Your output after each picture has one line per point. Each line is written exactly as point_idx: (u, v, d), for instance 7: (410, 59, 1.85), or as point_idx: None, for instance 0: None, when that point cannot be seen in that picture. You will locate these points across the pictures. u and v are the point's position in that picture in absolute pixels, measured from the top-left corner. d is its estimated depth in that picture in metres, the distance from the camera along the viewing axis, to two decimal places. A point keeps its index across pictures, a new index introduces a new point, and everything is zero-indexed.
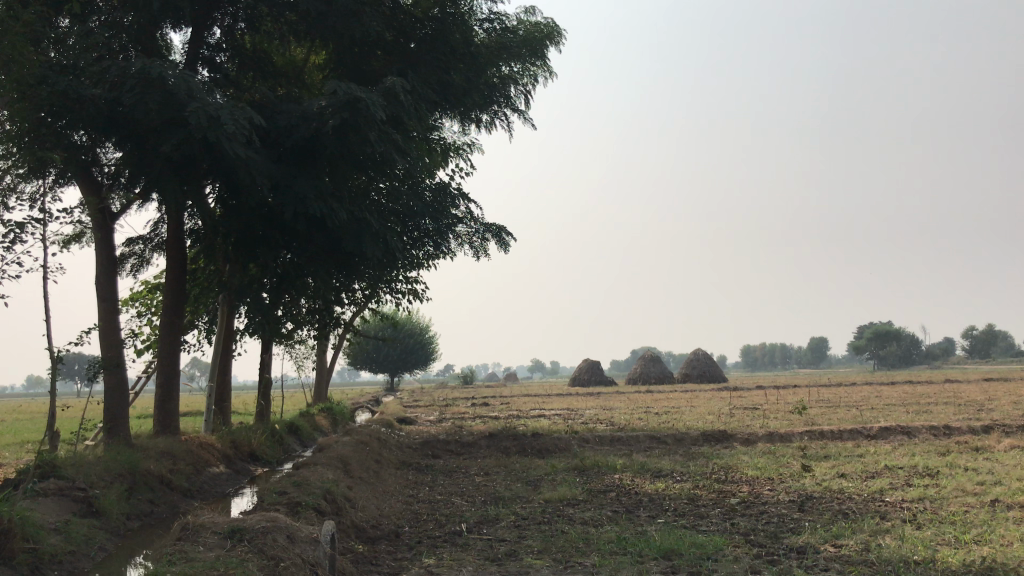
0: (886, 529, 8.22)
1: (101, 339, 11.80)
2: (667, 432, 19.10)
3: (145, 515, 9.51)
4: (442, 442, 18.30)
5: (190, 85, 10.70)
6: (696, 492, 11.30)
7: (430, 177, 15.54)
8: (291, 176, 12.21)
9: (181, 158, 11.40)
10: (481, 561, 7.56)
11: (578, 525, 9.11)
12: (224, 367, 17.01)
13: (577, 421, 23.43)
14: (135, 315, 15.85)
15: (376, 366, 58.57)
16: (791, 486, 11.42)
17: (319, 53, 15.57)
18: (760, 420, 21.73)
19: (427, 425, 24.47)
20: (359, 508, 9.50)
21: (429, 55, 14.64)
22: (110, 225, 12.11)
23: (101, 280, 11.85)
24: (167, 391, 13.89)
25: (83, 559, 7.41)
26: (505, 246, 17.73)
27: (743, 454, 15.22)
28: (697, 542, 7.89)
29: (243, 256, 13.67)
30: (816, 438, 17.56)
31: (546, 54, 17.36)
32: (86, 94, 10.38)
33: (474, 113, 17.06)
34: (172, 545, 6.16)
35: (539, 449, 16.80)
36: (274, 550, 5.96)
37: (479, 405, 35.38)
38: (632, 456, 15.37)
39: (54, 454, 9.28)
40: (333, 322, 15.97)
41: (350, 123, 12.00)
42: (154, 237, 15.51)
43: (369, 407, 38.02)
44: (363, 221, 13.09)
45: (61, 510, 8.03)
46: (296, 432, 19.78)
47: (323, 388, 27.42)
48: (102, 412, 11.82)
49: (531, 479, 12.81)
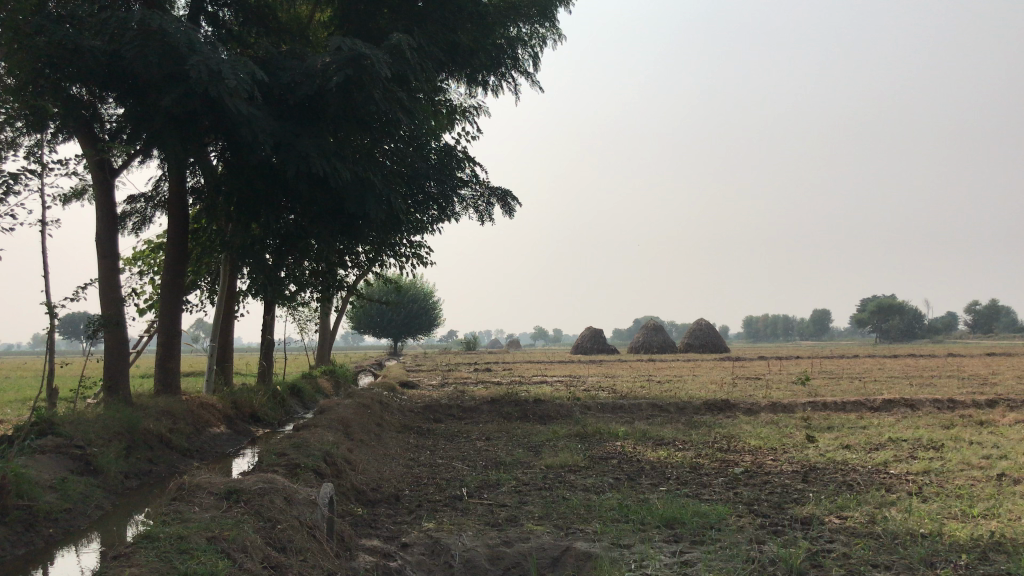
0: (891, 502, 8.10)
1: (100, 297, 11.66)
2: (670, 400, 19.02)
3: (144, 474, 9.45)
4: (444, 406, 18.24)
5: (191, 39, 10.45)
6: (698, 460, 11.22)
7: (436, 139, 15.27)
8: (294, 133, 11.98)
9: (182, 113, 11.16)
10: (481, 526, 7.48)
11: (579, 491, 9.02)
12: (226, 329, 16.90)
13: (579, 389, 23.39)
14: (137, 274, 15.72)
15: (379, 330, 58.60)
16: (794, 457, 11.34)
17: (324, 10, 15.25)
18: (763, 390, 21.63)
19: (429, 389, 24.47)
20: (360, 471, 9.45)
21: (436, 14, 14.30)
22: (111, 182, 11.92)
23: (102, 237, 11.69)
24: (169, 352, 13.81)
25: (80, 517, 7.34)
26: (511, 211, 17.51)
27: (745, 423, 15.16)
28: (700, 511, 7.79)
29: (245, 216, 13.49)
30: (820, 409, 17.47)
31: (556, 16, 16.96)
32: (84, 46, 10.12)
33: (481, 75, 16.73)
34: (168, 504, 6.06)
35: (541, 415, 16.73)
36: (271, 512, 5.87)
37: (483, 370, 35.47)
38: (633, 424, 15.29)
39: (53, 412, 9.20)
40: (335, 285, 15.84)
41: (353, 80, 11.72)
42: (156, 195, 15.33)
43: (372, 370, 38.11)
44: (366, 181, 12.91)
45: (58, 467, 7.97)
46: (298, 394, 19.72)
47: (325, 350, 27.39)
48: (102, 371, 11.71)
49: (532, 445, 12.73)
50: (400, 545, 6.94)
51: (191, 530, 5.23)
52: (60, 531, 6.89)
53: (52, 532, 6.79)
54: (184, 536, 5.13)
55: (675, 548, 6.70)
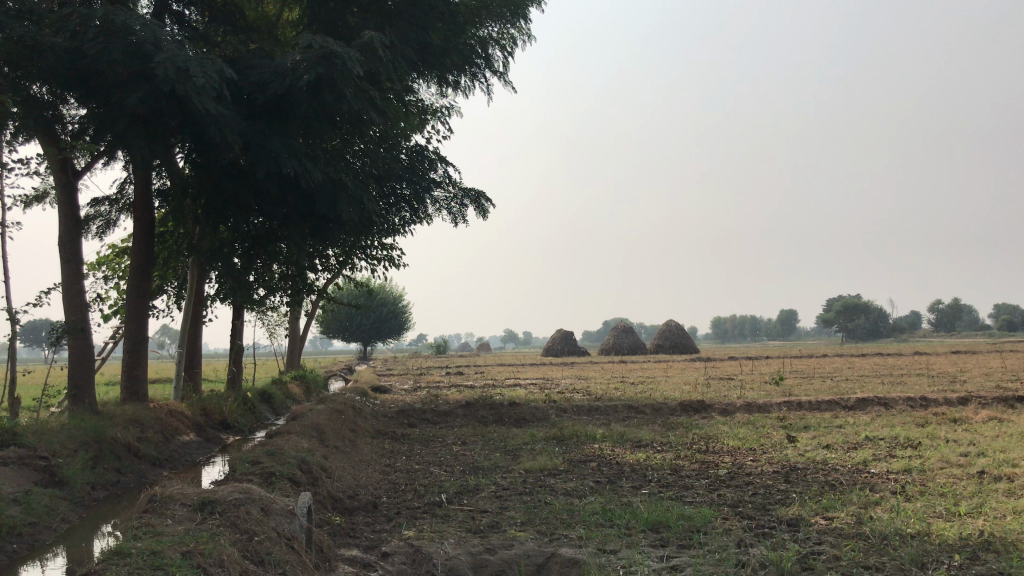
0: (876, 502, 8.05)
1: (64, 303, 11.31)
2: (646, 401, 18.94)
3: (112, 484, 9.14)
4: (418, 410, 18.01)
5: (157, 36, 10.15)
6: (679, 462, 11.13)
7: (407, 139, 15.06)
8: (263, 133, 11.72)
9: (148, 113, 10.84)
10: (463, 533, 7.29)
11: (561, 496, 8.87)
12: (195, 335, 16.54)
13: (554, 391, 23.23)
14: (101, 279, 15.32)
15: (348, 334, 58.05)
16: (775, 457, 11.30)
17: (292, 9, 14.98)
18: (738, 390, 21.65)
19: (402, 393, 24.22)
20: (336, 478, 9.22)
21: (407, 13, 14.10)
22: (73, 184, 11.57)
23: (64, 241, 11.33)
24: (135, 358, 13.46)
25: (45, 531, 7.04)
26: (483, 212, 17.34)
27: (722, 424, 15.10)
28: (685, 514, 7.68)
29: (214, 218, 13.17)
30: (795, 409, 17.47)
31: (527, 15, 16.82)
32: (44, 42, 9.77)
33: (451, 76, 16.54)
34: (138, 517, 5.80)
35: (517, 418, 16.57)
36: (248, 523, 5.64)
37: (454, 373, 35.22)
38: (611, 426, 15.17)
39: (15, 422, 8.87)
40: (306, 288, 15.53)
41: (325, 79, 11.50)
42: (121, 198, 14.97)
43: (343, 375, 37.68)
44: (337, 181, 12.67)
45: (21, 479, 7.65)
46: (269, 400, 19.38)
47: (296, 355, 26.98)
48: (65, 378, 11.34)
49: (510, 449, 12.55)
50: (380, 555, 6.73)
51: (165, 545, 4.99)
52: (25, 547, 6.59)
53: (16, 547, 6.48)
54: (157, 551, 4.89)
55: (662, 552, 6.56)
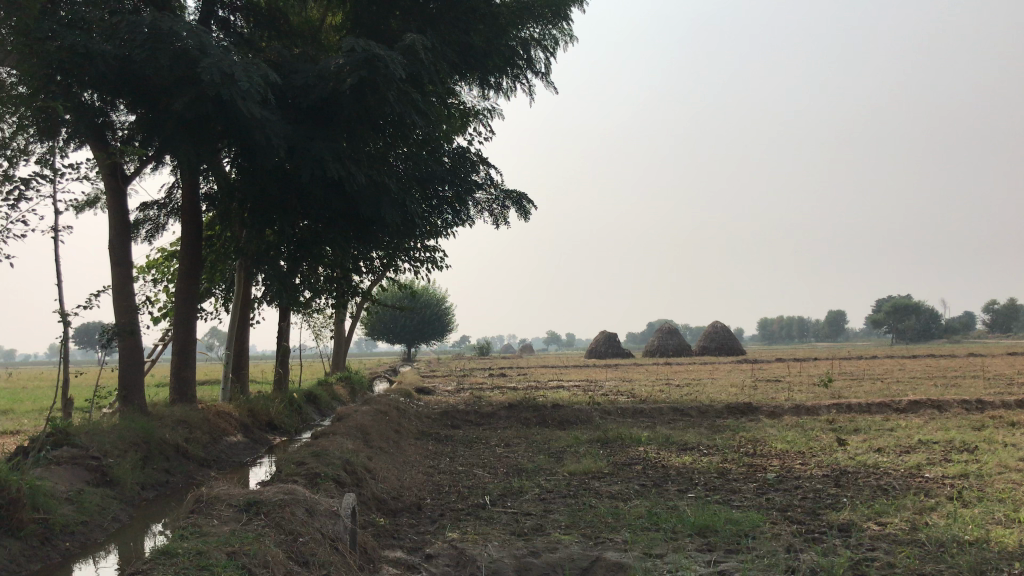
0: (932, 508, 7.82)
1: (114, 305, 11.51)
2: (691, 403, 18.73)
3: (160, 484, 9.26)
4: (461, 412, 18.02)
5: (203, 41, 10.28)
6: (725, 465, 10.95)
7: (449, 141, 15.08)
8: (307, 137, 11.82)
9: (194, 117, 10.99)
10: (507, 536, 7.24)
11: (606, 499, 8.78)
12: (241, 336, 16.75)
13: (598, 393, 23.08)
14: (151, 281, 15.59)
15: (393, 336, 58.43)
16: (824, 460, 11.06)
17: (336, 13, 15.10)
18: (786, 393, 21.29)
19: (445, 395, 24.28)
20: (381, 479, 9.24)
21: (449, 15, 14.12)
22: (123, 189, 11.78)
23: (115, 245, 11.55)
24: (184, 359, 13.67)
25: (97, 530, 7.14)
26: (526, 214, 17.30)
27: (770, 427, 14.84)
28: (733, 518, 7.54)
29: (260, 222, 13.32)
30: (845, 412, 17.12)
31: (569, 16, 16.75)
32: (94, 50, 9.95)
33: (493, 78, 16.54)
34: (186, 518, 5.86)
35: (560, 420, 16.49)
36: (293, 524, 5.66)
37: (498, 375, 35.23)
38: (656, 428, 15.01)
39: (68, 422, 9.04)
40: (351, 290, 15.64)
41: (367, 82, 11.56)
42: (170, 202, 15.22)
43: (388, 376, 37.95)
44: (381, 184, 12.72)
45: (74, 478, 7.78)
46: (315, 401, 19.56)
47: (341, 357, 27.20)
48: (116, 380, 11.55)
49: (554, 451, 12.48)
50: (424, 557, 6.71)
51: (211, 545, 5.02)
52: (77, 545, 6.68)
53: (68, 545, 6.57)
54: (203, 551, 4.92)
55: (709, 557, 6.45)
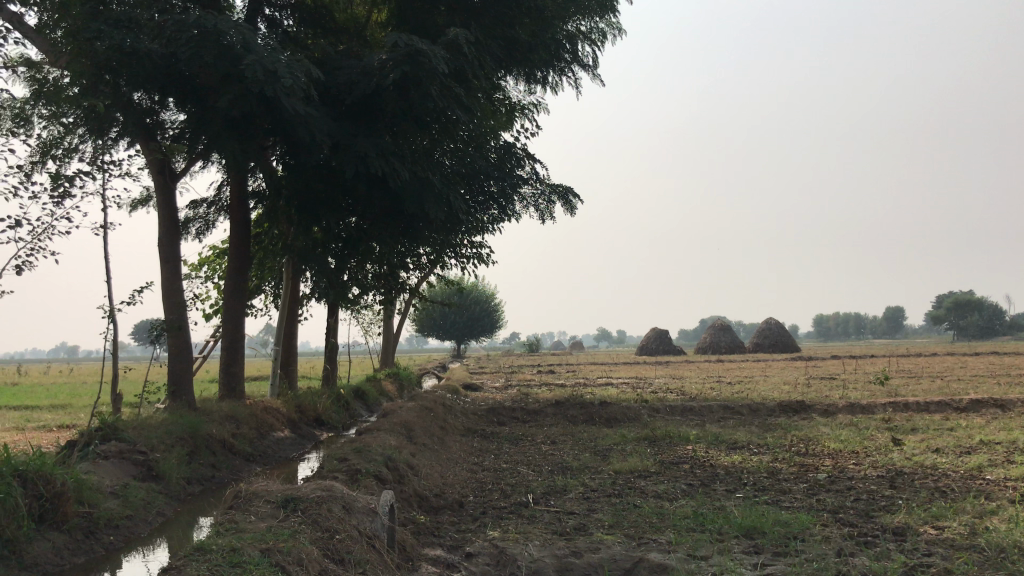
0: (992, 511, 7.49)
1: (164, 302, 11.67)
2: (742, 401, 18.37)
3: (206, 479, 9.34)
4: (508, 409, 17.94)
5: (247, 38, 10.31)
6: (776, 465, 10.67)
7: (495, 137, 14.99)
8: (351, 133, 11.82)
9: (239, 114, 11.06)
10: (549, 535, 7.12)
11: (651, 499, 8.60)
12: (290, 332, 16.90)
13: (647, 391, 22.79)
14: (202, 279, 15.81)
15: (442, 332, 58.65)
16: (879, 460, 10.72)
17: (381, 10, 15.11)
18: (840, 391, 20.78)
19: (493, 391, 24.23)
20: (423, 476, 9.19)
21: (494, 10, 14.02)
22: (172, 187, 11.93)
23: (164, 242, 11.70)
24: (233, 355, 13.81)
25: (141, 524, 7.20)
26: (572, 209, 17.14)
27: (823, 425, 14.47)
28: (782, 520, 7.32)
29: (307, 219, 13.39)
30: (902, 411, 16.62)
31: (616, 8, 16.53)
32: (140, 48, 10.04)
33: (540, 72, 16.41)
34: (223, 513, 5.85)
35: (608, 417, 16.30)
36: (329, 521, 5.61)
37: (547, 372, 35.16)
38: (705, 426, 14.73)
39: (117, 417, 9.16)
40: (398, 287, 15.67)
41: (410, 78, 11.51)
42: (220, 199, 15.40)
43: (437, 372, 38.08)
44: (425, 180, 12.67)
45: (120, 472, 7.87)
46: (363, 397, 19.66)
47: (390, 353, 27.34)
48: (165, 376, 11.71)
49: (600, 449, 12.32)
50: (463, 555, 6.63)
51: (245, 542, 4.99)
52: (121, 538, 6.74)
53: (113, 539, 6.63)
54: (236, 548, 4.89)
55: (757, 560, 6.25)
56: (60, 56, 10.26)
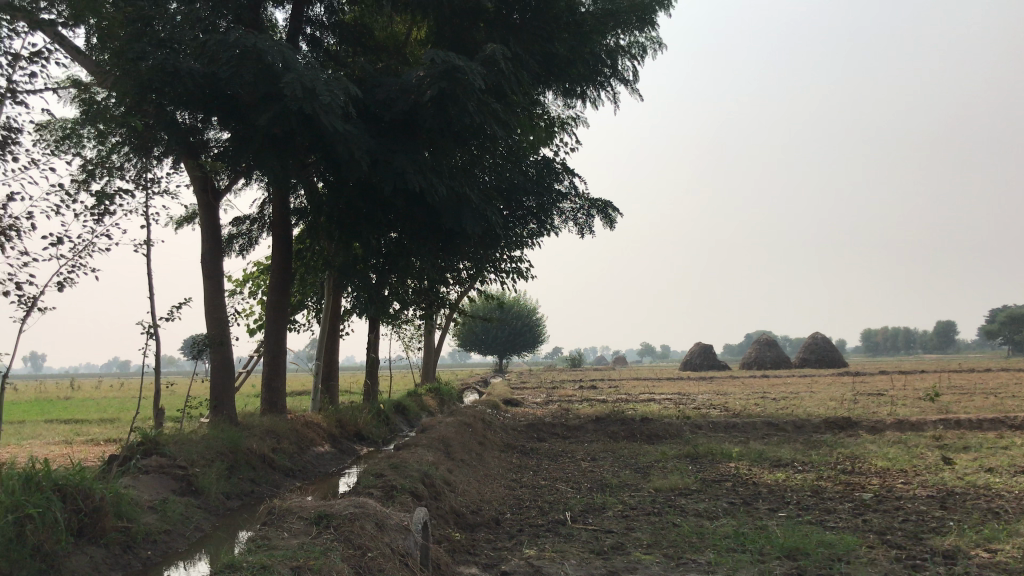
0: None
1: (206, 317, 11.82)
2: (787, 417, 18.05)
3: (245, 494, 9.40)
4: (548, 425, 17.83)
5: (287, 57, 10.43)
6: (821, 484, 10.41)
7: (534, 152, 14.96)
8: (389, 150, 11.88)
9: (280, 133, 11.19)
10: (586, 554, 7.01)
11: (690, 517, 8.44)
12: (332, 347, 17.01)
13: (689, 407, 22.54)
14: (246, 294, 16.01)
15: (484, 347, 58.72)
16: (929, 480, 10.40)
17: (420, 27, 15.23)
18: (889, 407, 20.33)
19: (534, 407, 24.15)
20: (460, 492, 9.13)
21: (533, 25, 14.03)
22: (215, 204, 12.10)
23: (206, 259, 11.86)
24: (275, 370, 13.93)
25: (179, 539, 7.25)
26: (612, 223, 17.03)
27: (870, 443, 14.12)
28: (826, 541, 7.11)
29: (347, 235, 13.48)
30: (953, 428, 16.16)
31: (656, 22, 16.43)
32: (183, 68, 10.22)
33: (579, 87, 16.37)
34: (258, 530, 5.86)
35: (649, 434, 16.11)
36: (362, 538, 5.59)
37: (588, 387, 34.96)
38: (748, 444, 14.46)
39: (158, 431, 9.27)
40: (438, 302, 15.70)
41: (448, 94, 11.55)
42: (263, 216, 15.59)
43: (478, 387, 38.05)
44: (462, 196, 12.66)
45: (160, 487, 7.94)
46: (403, 412, 19.70)
47: (431, 368, 27.41)
48: (208, 391, 11.83)
49: (640, 466, 12.15)
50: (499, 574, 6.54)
51: (276, 560, 4.98)
52: (159, 553, 6.78)
53: (150, 554, 6.67)
54: (267, 565, 4.88)
55: None
56: (107, 76, 10.49)
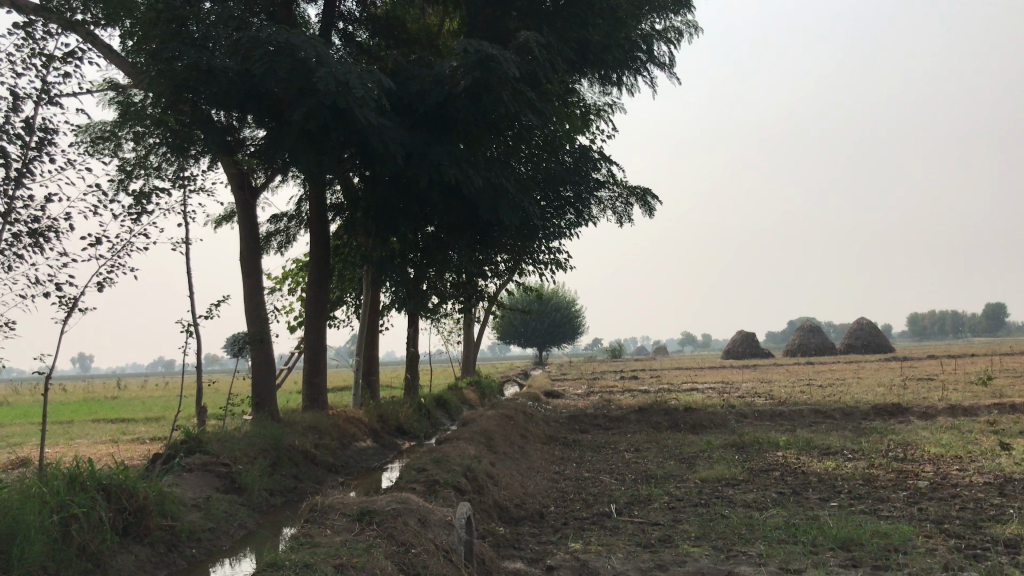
0: None
1: (247, 315, 11.85)
2: (834, 404, 17.70)
3: (288, 491, 9.39)
4: (590, 416, 17.68)
5: (320, 51, 10.39)
6: (873, 472, 10.14)
7: (570, 140, 14.78)
8: (425, 142, 11.80)
9: (315, 128, 11.17)
10: (633, 548, 6.85)
11: (739, 508, 8.24)
12: (372, 342, 17.02)
13: (734, 396, 22.21)
14: (285, 291, 16.08)
15: (524, 340, 58.69)
16: (985, 466, 10.07)
17: (452, 19, 15.14)
18: (940, 392, 19.83)
19: (575, 399, 24.00)
20: (503, 486, 9.03)
21: (566, 12, 13.86)
22: (252, 202, 12.12)
23: (245, 257, 11.89)
24: (316, 366, 13.95)
25: (223, 536, 7.24)
26: (651, 210, 16.79)
27: (922, 429, 13.74)
28: (880, 531, 6.89)
29: (384, 229, 13.44)
30: (1008, 412, 15.70)
31: (691, 5, 16.13)
32: (217, 66, 10.24)
33: (614, 74, 16.15)
34: (301, 527, 5.81)
35: (693, 424, 15.87)
36: (405, 535, 5.50)
37: (628, 378, 34.73)
38: (795, 432, 14.16)
39: (200, 429, 9.30)
40: (477, 295, 15.62)
41: (482, 84, 11.43)
42: (300, 213, 15.63)
43: (518, 380, 37.96)
44: (498, 187, 12.53)
45: (204, 485, 7.96)
46: (444, 406, 19.67)
47: (471, 361, 27.39)
48: (250, 389, 11.87)
49: (685, 457, 11.95)
50: (544, 568, 6.43)
51: (319, 557, 4.91)
52: (204, 551, 6.77)
53: (195, 552, 6.66)
54: (310, 564, 4.81)
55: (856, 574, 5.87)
56: (142, 78, 10.55)
